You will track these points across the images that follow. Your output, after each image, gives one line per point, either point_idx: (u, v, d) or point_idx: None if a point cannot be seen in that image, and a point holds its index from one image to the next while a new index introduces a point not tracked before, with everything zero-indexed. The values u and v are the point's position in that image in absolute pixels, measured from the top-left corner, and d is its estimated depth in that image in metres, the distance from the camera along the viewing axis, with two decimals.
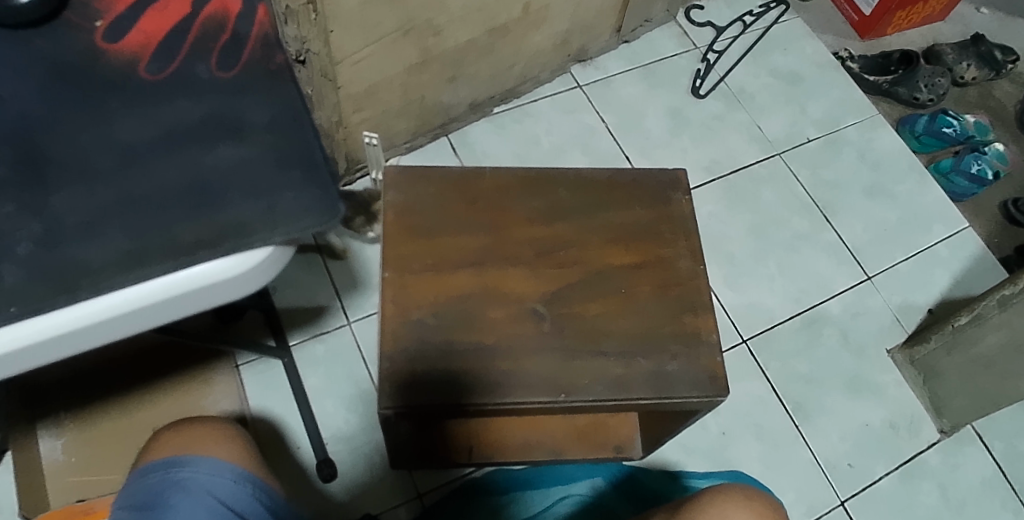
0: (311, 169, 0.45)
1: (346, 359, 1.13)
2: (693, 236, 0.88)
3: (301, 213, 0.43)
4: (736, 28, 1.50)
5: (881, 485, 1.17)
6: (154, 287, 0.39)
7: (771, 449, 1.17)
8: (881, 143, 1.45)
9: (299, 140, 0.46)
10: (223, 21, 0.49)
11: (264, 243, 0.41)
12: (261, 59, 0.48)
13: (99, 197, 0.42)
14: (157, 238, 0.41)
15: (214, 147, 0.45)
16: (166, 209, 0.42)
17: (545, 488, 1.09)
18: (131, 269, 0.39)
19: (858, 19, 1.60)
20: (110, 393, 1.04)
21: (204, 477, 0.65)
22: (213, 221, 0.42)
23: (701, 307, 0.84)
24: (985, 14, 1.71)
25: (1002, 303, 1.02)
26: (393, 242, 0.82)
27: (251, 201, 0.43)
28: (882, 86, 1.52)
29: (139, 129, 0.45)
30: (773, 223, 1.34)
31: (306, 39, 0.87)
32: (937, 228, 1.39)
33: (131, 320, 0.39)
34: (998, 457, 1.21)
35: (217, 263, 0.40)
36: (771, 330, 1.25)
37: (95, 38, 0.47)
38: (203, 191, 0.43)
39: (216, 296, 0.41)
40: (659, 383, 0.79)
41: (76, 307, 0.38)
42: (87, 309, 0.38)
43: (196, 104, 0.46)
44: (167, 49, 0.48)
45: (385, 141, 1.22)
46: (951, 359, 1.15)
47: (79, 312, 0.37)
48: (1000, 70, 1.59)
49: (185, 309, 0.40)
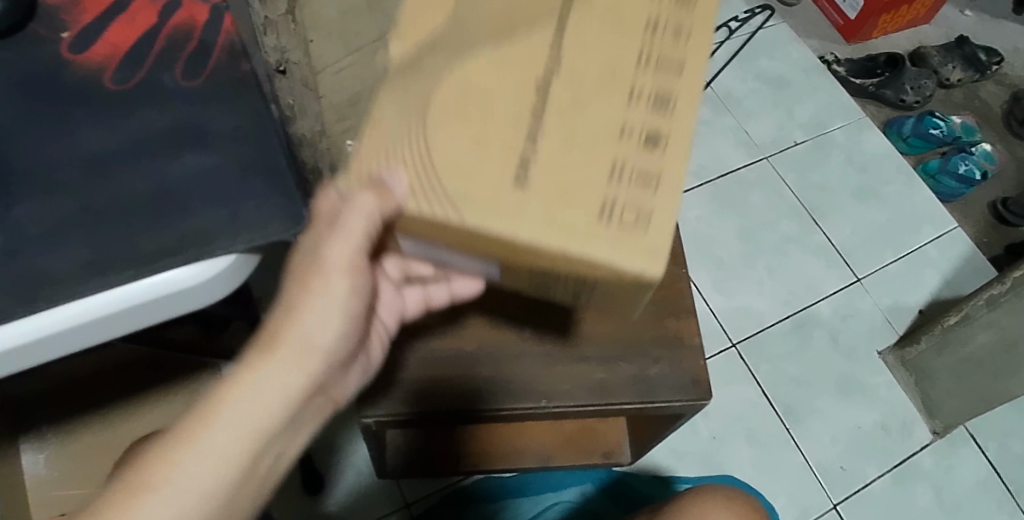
0: (272, 176, 0.50)
1: None
2: (676, 240, 0.88)
3: (264, 221, 0.48)
4: (722, 34, 1.52)
5: (874, 488, 1.16)
6: (122, 292, 0.43)
7: (762, 453, 1.16)
8: (868, 145, 1.45)
9: (262, 161, 0.50)
10: (189, 31, 0.54)
11: (226, 250, 0.46)
12: (228, 68, 0.53)
13: (65, 207, 0.46)
14: (119, 247, 0.45)
15: (178, 156, 0.49)
16: (130, 216, 0.47)
17: (534, 495, 1.08)
18: (92, 278, 0.44)
19: (843, 23, 1.60)
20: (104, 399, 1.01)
21: None
22: (176, 229, 0.46)
23: (684, 311, 0.83)
24: (970, 16, 1.72)
25: (991, 302, 1.01)
26: None
27: (214, 208, 0.48)
28: (869, 89, 1.53)
29: (102, 139, 0.49)
30: (760, 227, 1.34)
31: (286, 49, 0.90)
32: (926, 229, 1.38)
33: (108, 325, 0.44)
34: (992, 458, 1.20)
35: (179, 271, 0.45)
36: (760, 334, 1.25)
37: (62, 49, 0.51)
38: (168, 199, 0.48)
39: (184, 304, 0.46)
40: (641, 387, 0.79)
41: (46, 314, 0.42)
42: (57, 316, 0.42)
43: (161, 113, 0.50)
44: (132, 58, 0.52)
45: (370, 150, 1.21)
46: (941, 360, 1.15)
47: (51, 318, 0.42)
48: (985, 71, 1.59)
49: (161, 313, 0.45)
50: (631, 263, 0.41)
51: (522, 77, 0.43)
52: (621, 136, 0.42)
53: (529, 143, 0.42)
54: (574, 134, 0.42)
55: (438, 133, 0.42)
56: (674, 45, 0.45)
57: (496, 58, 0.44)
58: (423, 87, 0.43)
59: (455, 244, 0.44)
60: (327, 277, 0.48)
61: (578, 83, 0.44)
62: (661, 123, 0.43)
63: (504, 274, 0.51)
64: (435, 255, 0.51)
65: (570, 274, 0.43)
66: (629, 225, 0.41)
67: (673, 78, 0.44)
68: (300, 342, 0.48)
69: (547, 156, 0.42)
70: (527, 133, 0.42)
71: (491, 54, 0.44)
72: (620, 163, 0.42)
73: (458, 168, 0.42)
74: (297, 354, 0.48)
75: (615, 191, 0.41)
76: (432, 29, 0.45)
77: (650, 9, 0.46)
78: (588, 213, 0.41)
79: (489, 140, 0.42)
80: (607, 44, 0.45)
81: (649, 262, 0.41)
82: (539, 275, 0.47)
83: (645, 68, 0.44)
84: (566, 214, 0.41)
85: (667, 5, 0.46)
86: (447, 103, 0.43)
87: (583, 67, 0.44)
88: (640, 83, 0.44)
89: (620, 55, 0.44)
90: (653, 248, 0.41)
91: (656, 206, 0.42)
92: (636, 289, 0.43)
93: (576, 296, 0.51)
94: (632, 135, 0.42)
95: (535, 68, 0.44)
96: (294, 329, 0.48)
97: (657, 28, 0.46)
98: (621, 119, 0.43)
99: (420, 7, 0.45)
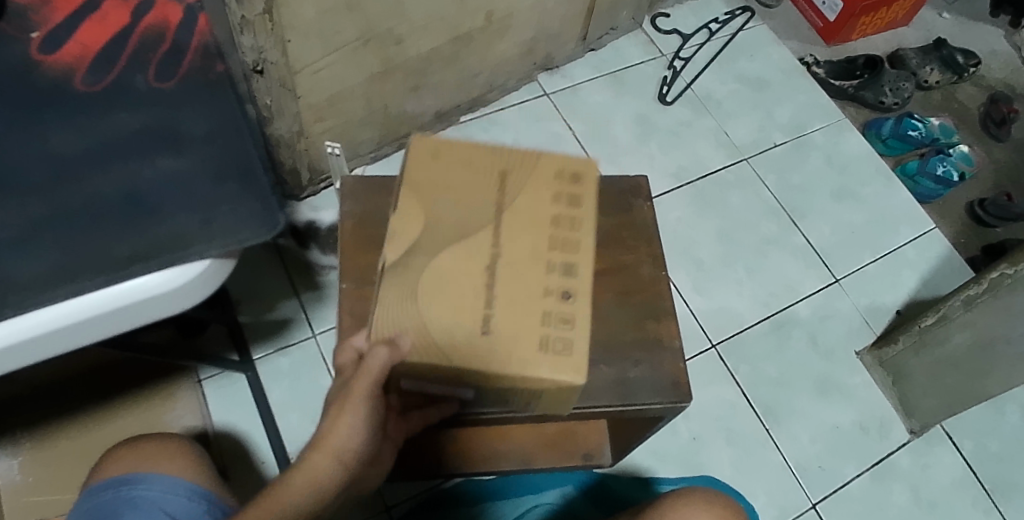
0: (246, 181, 0.50)
1: (312, 371, 1.12)
2: (655, 242, 0.88)
3: (238, 225, 0.47)
4: (702, 35, 1.52)
5: (852, 487, 1.17)
6: (94, 298, 0.42)
7: (742, 453, 1.17)
8: (847, 146, 1.47)
9: (234, 165, 0.50)
10: (162, 32, 0.53)
11: (200, 256, 0.45)
12: (201, 68, 0.53)
13: (32, 212, 0.45)
14: (89, 253, 0.44)
15: (150, 159, 0.48)
16: (101, 220, 0.46)
17: (515, 497, 1.08)
18: (60, 286, 0.42)
19: (823, 25, 1.61)
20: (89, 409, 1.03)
21: (158, 494, 0.65)
22: (148, 235, 0.45)
23: (663, 313, 0.83)
24: (947, 18, 1.74)
25: (967, 303, 1.02)
26: (351, 252, 0.81)
27: (187, 214, 0.47)
28: (848, 91, 1.53)
29: (72, 143, 0.48)
30: (741, 227, 1.34)
31: (263, 48, 0.88)
32: (903, 230, 1.40)
33: (76, 331, 0.42)
34: (968, 456, 1.22)
35: (154, 277, 0.43)
36: (740, 334, 1.25)
37: (31, 49, 0.50)
38: (139, 203, 0.47)
39: (156, 310, 0.44)
40: (620, 390, 0.78)
41: (11, 322, 0.40)
42: (23, 323, 0.40)
43: (133, 115, 0.50)
44: (103, 60, 0.51)
45: (349, 151, 1.20)
46: (918, 360, 1.16)
47: (16, 325, 0.40)
48: (963, 73, 1.61)
49: (132, 319, 0.44)
50: (566, 378, 0.61)
51: (476, 264, 0.63)
52: (545, 295, 0.63)
53: (488, 309, 0.61)
54: (518, 299, 0.62)
55: (424, 308, 0.61)
56: (573, 227, 0.65)
57: (458, 251, 0.63)
58: (411, 279, 0.62)
59: (435, 368, 0.61)
60: (360, 400, 0.56)
61: (513, 262, 0.63)
62: (572, 282, 0.63)
63: (476, 395, 0.70)
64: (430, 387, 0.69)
65: (521, 386, 0.62)
66: (560, 352, 0.61)
67: (575, 250, 0.64)
68: (339, 452, 0.55)
69: (501, 316, 0.61)
70: (486, 301, 0.62)
71: (454, 250, 0.63)
72: (550, 315, 0.62)
73: (441, 330, 0.61)
74: (338, 462, 0.54)
75: (548, 331, 0.62)
76: (412, 237, 0.63)
77: (556, 202, 0.66)
78: (534, 349, 0.61)
79: (460, 309, 0.61)
80: (528, 236, 0.64)
81: (576, 376, 0.61)
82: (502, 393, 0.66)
83: (557, 247, 0.64)
84: (519, 353, 0.61)
85: (562, 205, 0.66)
86: (429, 288, 0.61)
87: (516, 249, 0.64)
88: (555, 256, 0.64)
89: (539, 238, 0.64)
90: (577, 364, 0.61)
91: (577, 338, 0.62)
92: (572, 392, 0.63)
93: (515, 400, 0.69)
94: (554, 293, 0.63)
95: (485, 254, 0.63)
96: (336, 442, 0.55)
97: (563, 215, 0.66)
98: (545, 282, 0.63)
99: (399, 217, 0.63)
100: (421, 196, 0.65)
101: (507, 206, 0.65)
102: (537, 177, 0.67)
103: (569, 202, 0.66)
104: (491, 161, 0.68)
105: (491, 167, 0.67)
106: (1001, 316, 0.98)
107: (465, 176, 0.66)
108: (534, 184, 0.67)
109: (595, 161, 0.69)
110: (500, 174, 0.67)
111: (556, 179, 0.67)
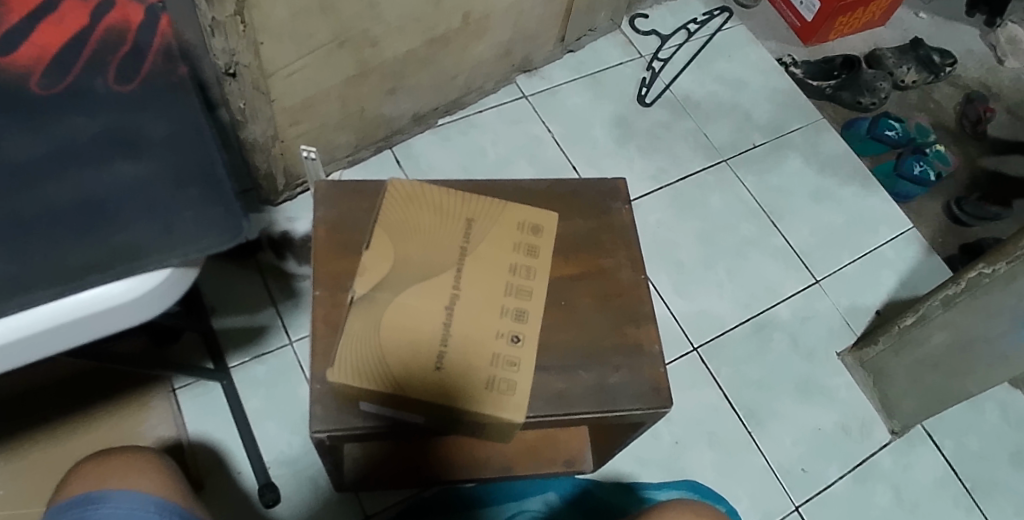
0: (209, 188, 0.47)
1: (289, 379, 1.10)
2: (634, 245, 0.87)
3: (200, 232, 0.45)
4: (681, 36, 1.52)
5: (835, 489, 1.17)
6: (47, 311, 0.38)
7: (724, 456, 1.16)
8: (825, 147, 1.47)
9: (196, 171, 0.48)
10: (124, 33, 0.52)
11: (160, 265, 0.43)
12: (163, 70, 0.51)
13: None
14: (44, 264, 0.42)
15: (108, 165, 0.46)
16: (57, 228, 0.44)
17: (496, 506, 1.06)
18: (15, 297, 0.39)
19: (800, 24, 1.61)
20: (59, 421, 1.00)
21: (125, 511, 0.62)
22: (107, 244, 0.43)
23: (643, 318, 0.82)
24: (924, 18, 1.76)
25: (946, 302, 1.03)
26: (323, 259, 0.79)
27: (148, 221, 0.45)
28: (826, 91, 1.54)
29: (25, 147, 0.46)
30: (721, 229, 1.34)
31: (234, 51, 0.86)
32: (882, 230, 1.40)
33: (25, 348, 0.38)
34: (949, 455, 1.22)
35: (111, 287, 0.40)
36: (721, 337, 1.25)
37: None
38: (96, 211, 0.45)
39: (113, 324, 0.41)
40: (601, 397, 0.77)
41: None
42: None
43: (91, 119, 0.48)
44: (61, 63, 0.49)
45: (325, 154, 1.18)
46: (898, 360, 1.17)
47: None
48: (939, 72, 1.62)
49: (81, 335, 0.40)
50: (507, 414, 0.71)
51: (436, 302, 0.75)
52: (496, 338, 0.75)
53: (441, 344, 0.73)
54: (472, 338, 0.73)
55: (386, 338, 0.72)
56: (528, 276, 0.79)
57: (421, 289, 0.75)
58: (378, 311, 0.73)
59: (389, 397, 0.70)
60: None
61: (471, 304, 0.75)
62: (521, 328, 0.76)
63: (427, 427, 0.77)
64: (389, 416, 0.74)
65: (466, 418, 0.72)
66: (504, 392, 0.72)
67: (528, 298, 0.78)
68: None
69: (454, 353, 0.73)
70: (441, 338, 0.73)
71: (418, 287, 0.75)
72: (497, 355, 0.74)
73: (398, 359, 0.71)
74: None
75: (495, 372, 0.73)
76: (380, 274, 0.75)
77: (514, 253, 0.80)
78: (480, 385, 0.72)
79: (418, 341, 0.72)
80: (485, 282, 0.77)
81: (515, 413, 0.71)
82: (452, 427, 0.75)
83: (511, 294, 0.77)
84: (466, 389, 0.72)
85: (518, 256, 0.80)
86: (392, 319, 0.73)
87: (473, 291, 0.76)
88: (509, 302, 0.77)
89: (497, 285, 0.78)
90: (519, 405, 0.72)
91: (521, 379, 0.73)
92: (513, 428, 0.73)
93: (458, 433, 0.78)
94: (504, 336, 0.75)
95: (444, 297, 0.75)
96: None
97: (519, 265, 0.80)
98: (497, 326, 0.75)
99: (371, 255, 0.76)
100: (394, 238, 0.78)
101: (469, 252, 0.79)
102: (498, 229, 0.81)
103: (524, 253, 0.81)
104: (458, 210, 0.81)
105: (457, 217, 0.81)
106: (981, 315, 0.99)
107: (434, 222, 0.80)
108: (493, 235, 0.81)
109: (552, 216, 0.84)
110: (467, 220, 0.81)
111: (515, 231, 0.82)
